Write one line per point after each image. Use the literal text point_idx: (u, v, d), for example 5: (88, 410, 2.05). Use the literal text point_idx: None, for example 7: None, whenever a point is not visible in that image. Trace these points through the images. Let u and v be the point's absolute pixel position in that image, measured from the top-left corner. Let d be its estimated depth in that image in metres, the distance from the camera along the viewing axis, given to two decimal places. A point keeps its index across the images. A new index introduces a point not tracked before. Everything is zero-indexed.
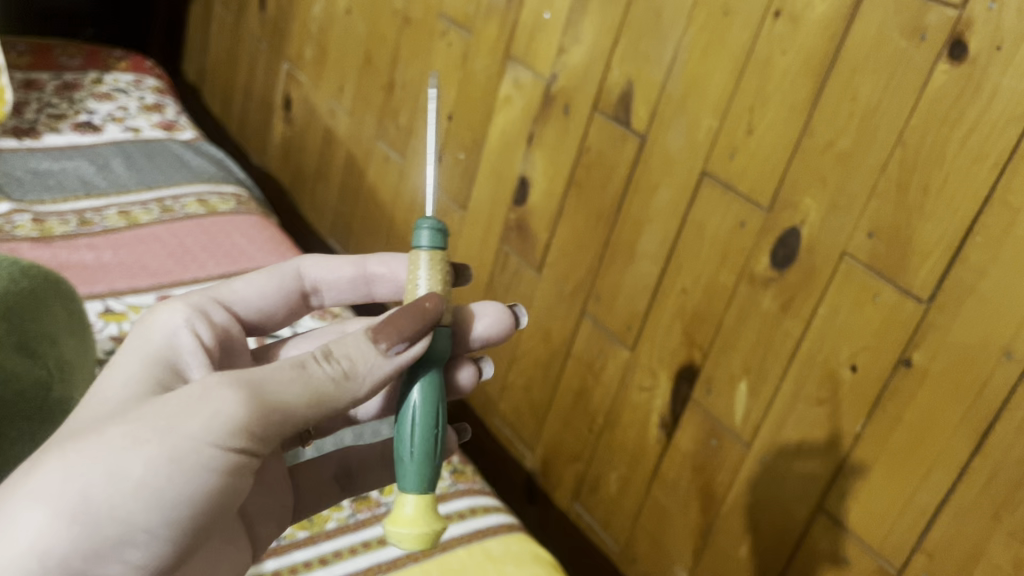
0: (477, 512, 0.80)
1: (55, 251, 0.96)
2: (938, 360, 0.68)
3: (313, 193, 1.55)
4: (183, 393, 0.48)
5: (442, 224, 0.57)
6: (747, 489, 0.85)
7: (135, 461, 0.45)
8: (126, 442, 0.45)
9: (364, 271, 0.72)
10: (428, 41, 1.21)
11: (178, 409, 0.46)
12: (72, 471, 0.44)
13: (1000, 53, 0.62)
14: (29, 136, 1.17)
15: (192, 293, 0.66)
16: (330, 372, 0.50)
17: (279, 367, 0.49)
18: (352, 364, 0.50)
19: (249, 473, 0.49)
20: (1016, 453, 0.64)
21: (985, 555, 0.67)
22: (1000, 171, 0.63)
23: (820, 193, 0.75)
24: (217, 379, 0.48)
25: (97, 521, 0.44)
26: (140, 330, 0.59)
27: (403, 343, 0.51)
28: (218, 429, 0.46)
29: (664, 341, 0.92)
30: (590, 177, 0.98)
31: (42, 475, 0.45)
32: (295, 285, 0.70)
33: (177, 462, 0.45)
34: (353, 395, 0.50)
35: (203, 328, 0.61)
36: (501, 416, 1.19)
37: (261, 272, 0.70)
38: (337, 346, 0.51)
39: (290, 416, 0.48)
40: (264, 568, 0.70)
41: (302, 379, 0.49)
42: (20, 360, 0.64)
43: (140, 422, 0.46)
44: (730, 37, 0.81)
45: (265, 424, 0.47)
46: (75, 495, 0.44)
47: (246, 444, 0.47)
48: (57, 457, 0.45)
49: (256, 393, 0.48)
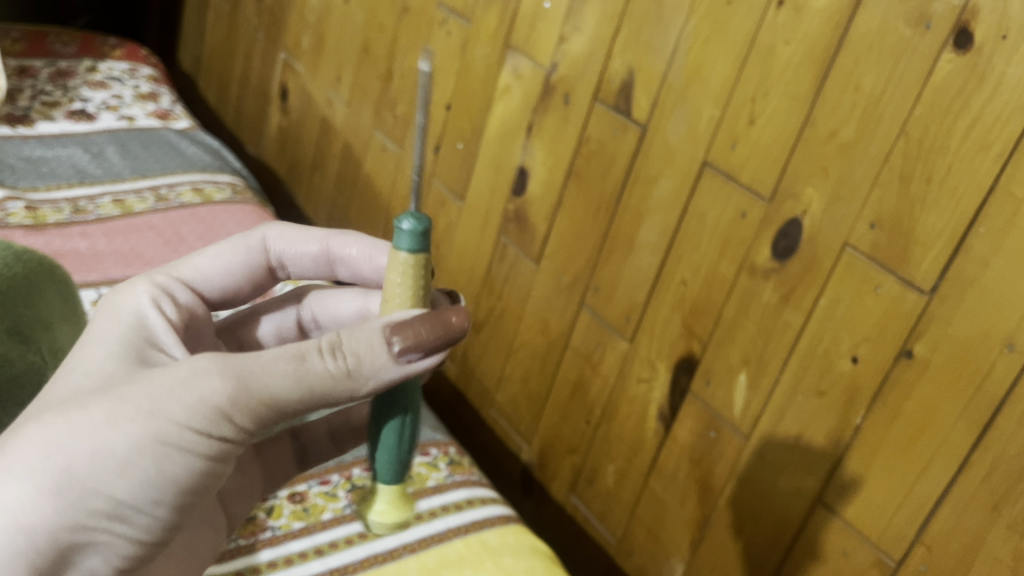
0: (473, 503, 0.80)
1: (49, 238, 0.95)
2: (939, 352, 0.68)
3: (309, 184, 1.54)
4: (169, 372, 0.46)
5: (424, 227, 0.51)
6: (746, 481, 0.85)
7: (119, 440, 0.44)
8: (110, 419, 0.44)
9: (328, 249, 0.69)
10: (428, 31, 1.20)
11: (164, 389, 0.45)
12: (55, 445, 0.43)
13: (1005, 43, 0.62)
14: (23, 123, 1.16)
15: (152, 270, 0.63)
16: (332, 367, 0.47)
17: (275, 357, 0.47)
18: (358, 362, 0.48)
19: (236, 455, 0.48)
20: (1017, 445, 0.64)
21: (985, 547, 0.67)
22: (1004, 162, 0.62)
23: (823, 182, 0.74)
24: (205, 363, 0.46)
25: (81, 497, 0.43)
26: (107, 308, 0.56)
27: (418, 353, 0.49)
28: (204, 415, 0.45)
29: (663, 332, 0.92)
30: (590, 167, 0.97)
31: (24, 447, 0.43)
32: (260, 259, 0.68)
33: (162, 444, 0.44)
34: (355, 392, 0.48)
35: (167, 305, 0.58)
36: (497, 407, 1.18)
37: (225, 246, 0.66)
38: (346, 338, 0.49)
39: (281, 407, 0.47)
40: (258, 559, 0.69)
41: (299, 373, 0.47)
42: (14, 345, 0.63)
43: (125, 399, 0.45)
44: (732, 26, 0.80)
45: (254, 413, 0.46)
46: (58, 468, 0.43)
47: (234, 430, 0.46)
48: (38, 428, 0.44)
49: (245, 382, 0.46)
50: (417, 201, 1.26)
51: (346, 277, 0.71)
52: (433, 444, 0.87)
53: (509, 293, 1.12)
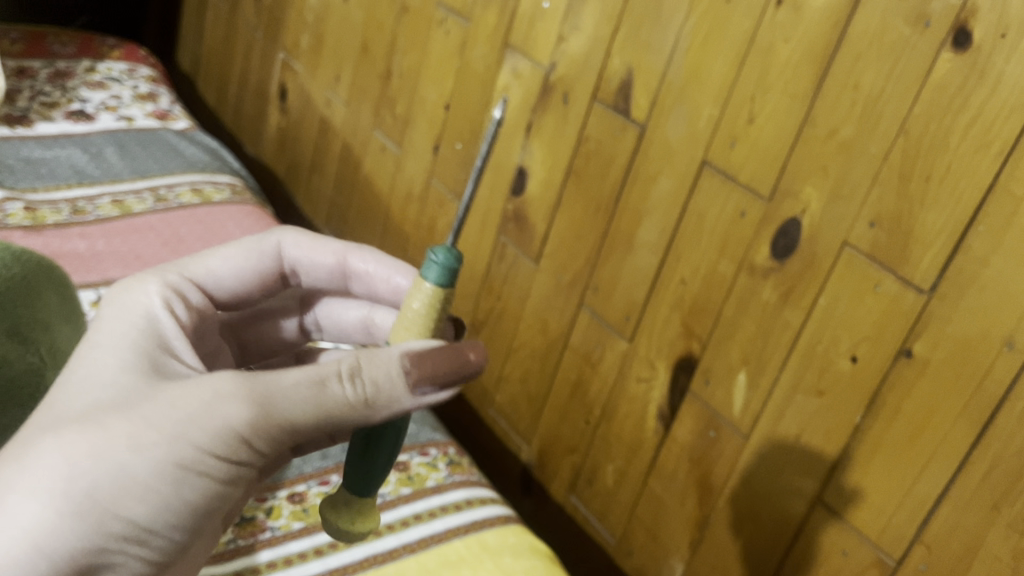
0: (473, 503, 0.80)
1: (47, 239, 0.95)
2: (939, 351, 0.68)
3: (308, 185, 1.53)
4: (191, 393, 0.45)
5: (456, 263, 0.50)
6: (746, 481, 0.85)
7: (143, 464, 0.42)
8: (134, 441, 0.42)
9: (344, 263, 0.69)
10: (427, 30, 1.20)
11: (188, 412, 0.44)
12: (77, 466, 0.41)
13: (1005, 41, 0.61)
14: (22, 124, 1.15)
15: (162, 265, 0.60)
16: (350, 395, 0.46)
17: (294, 381, 0.46)
18: (376, 391, 0.47)
19: (250, 477, 0.47)
20: (1017, 443, 0.64)
21: (985, 547, 0.67)
22: (1003, 161, 0.62)
23: (822, 181, 0.74)
24: (228, 385, 0.45)
25: (102, 522, 0.41)
26: (113, 309, 0.53)
27: (432, 387, 0.48)
28: (227, 440, 0.44)
29: (663, 331, 0.91)
30: (589, 167, 0.97)
31: (42, 468, 0.41)
32: (273, 265, 0.66)
33: (184, 469, 0.43)
34: (369, 420, 0.47)
35: (179, 307, 0.56)
36: (497, 407, 1.18)
37: (240, 248, 0.64)
38: (365, 364, 0.47)
39: (299, 433, 0.46)
40: (258, 559, 0.69)
41: (318, 399, 0.46)
42: (12, 346, 0.63)
43: (147, 421, 0.43)
44: (731, 25, 0.80)
45: (273, 438, 0.45)
46: (80, 491, 0.41)
47: (252, 455, 0.45)
48: (56, 445, 0.42)
49: (268, 407, 0.45)
50: (416, 200, 1.26)
51: (358, 292, 0.70)
52: (433, 444, 0.87)
53: (508, 293, 1.12)
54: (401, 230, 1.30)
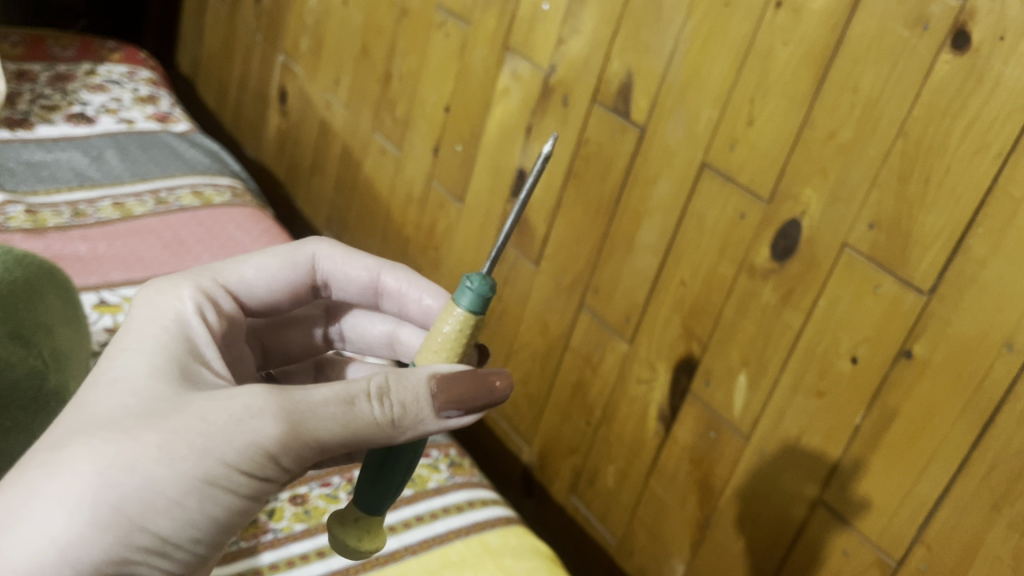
0: (475, 504, 0.80)
1: (48, 242, 0.95)
2: (938, 352, 0.68)
3: (308, 187, 1.54)
4: (221, 407, 0.44)
5: (489, 291, 0.50)
6: (746, 481, 0.85)
7: (170, 478, 0.42)
8: (162, 454, 0.42)
9: (378, 280, 0.69)
10: (426, 33, 1.20)
11: (217, 427, 0.44)
12: (106, 476, 0.41)
13: (1003, 44, 0.62)
14: (22, 127, 1.16)
15: (196, 268, 0.60)
16: (378, 414, 0.46)
17: (325, 398, 0.46)
18: (404, 412, 0.47)
19: (273, 491, 0.47)
20: (1017, 444, 0.64)
21: (985, 547, 0.67)
22: (1002, 162, 0.63)
23: (821, 183, 0.75)
24: (259, 400, 0.45)
25: (127, 533, 0.42)
26: (143, 314, 0.53)
27: (458, 411, 0.48)
28: (254, 457, 0.44)
29: (663, 333, 0.92)
30: (588, 169, 0.98)
31: (71, 476, 0.41)
32: (307, 277, 0.66)
33: (210, 485, 0.43)
34: (394, 439, 0.47)
35: (210, 312, 0.56)
36: (497, 408, 1.18)
37: (276, 256, 0.64)
38: (395, 384, 0.47)
39: (325, 451, 0.46)
40: (261, 560, 0.69)
41: (346, 418, 0.46)
42: (15, 349, 0.62)
43: (177, 434, 0.43)
44: (731, 28, 0.80)
45: (300, 456, 0.45)
46: (107, 503, 0.41)
47: (277, 471, 0.45)
48: (87, 453, 0.42)
49: (298, 424, 0.45)
50: (416, 202, 1.26)
51: (389, 309, 0.70)
52: (434, 446, 0.88)
53: (509, 295, 1.12)
54: (401, 233, 1.30)
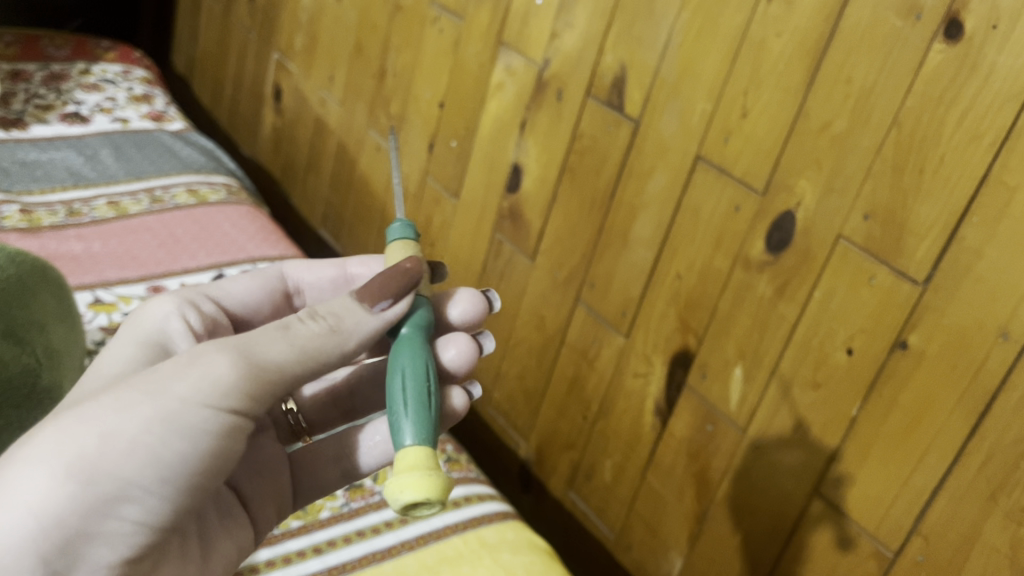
0: (471, 499, 0.79)
1: (43, 242, 0.94)
2: (934, 342, 0.68)
3: (304, 184, 1.53)
4: (174, 361, 0.48)
5: (411, 220, 0.58)
6: (744, 473, 0.85)
7: (126, 421, 0.45)
8: (119, 404, 0.46)
9: (346, 274, 0.67)
10: (420, 29, 1.20)
11: (169, 372, 0.47)
12: (69, 432, 0.45)
13: (995, 32, 0.62)
14: (16, 127, 1.15)
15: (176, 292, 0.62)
16: (315, 328, 0.51)
17: (262, 330, 0.50)
18: (338, 321, 0.51)
19: (240, 438, 0.49)
20: (1013, 432, 0.64)
21: (982, 537, 0.67)
22: (996, 151, 0.62)
23: (816, 175, 0.75)
24: (205, 347, 0.49)
25: (94, 478, 0.44)
26: (131, 323, 0.57)
27: (387, 300, 0.52)
28: (209, 389, 0.47)
29: (659, 325, 0.92)
30: (583, 163, 0.97)
31: (37, 441, 0.45)
32: (275, 288, 0.65)
33: (169, 420, 0.46)
34: (342, 349, 0.51)
35: (193, 316, 0.58)
36: (495, 404, 1.18)
37: (243, 274, 0.65)
38: (321, 307, 0.53)
39: (279, 377, 0.49)
40: (258, 558, 0.69)
41: (288, 338, 0.50)
42: (7, 347, 0.61)
43: (133, 387, 0.47)
44: (724, 20, 0.80)
45: (254, 386, 0.48)
46: (74, 453, 0.44)
47: (236, 406, 0.48)
48: (51, 422, 0.46)
49: (244, 355, 0.49)
50: (412, 198, 1.25)
51: None
52: None
53: (505, 290, 1.12)
54: None
